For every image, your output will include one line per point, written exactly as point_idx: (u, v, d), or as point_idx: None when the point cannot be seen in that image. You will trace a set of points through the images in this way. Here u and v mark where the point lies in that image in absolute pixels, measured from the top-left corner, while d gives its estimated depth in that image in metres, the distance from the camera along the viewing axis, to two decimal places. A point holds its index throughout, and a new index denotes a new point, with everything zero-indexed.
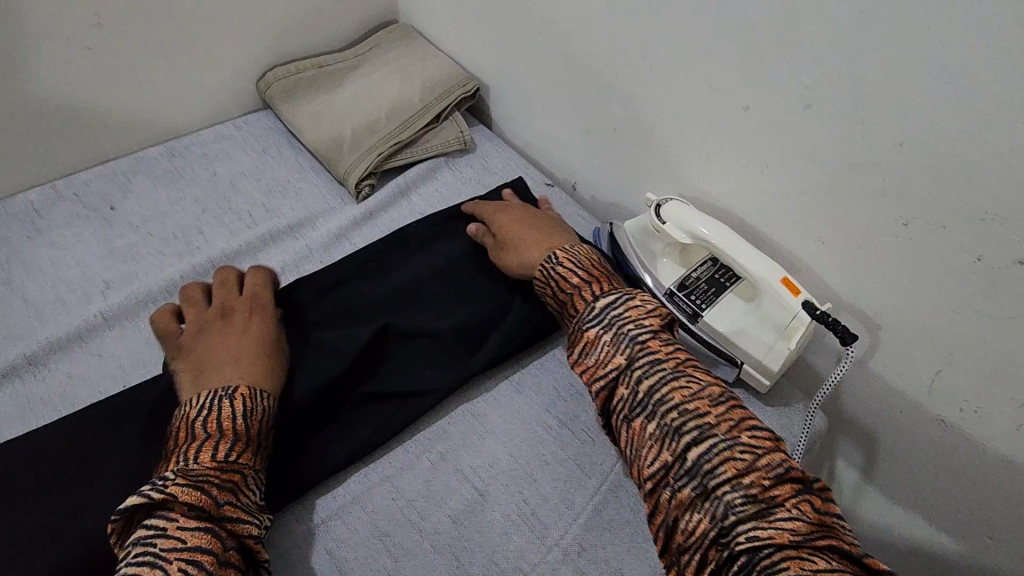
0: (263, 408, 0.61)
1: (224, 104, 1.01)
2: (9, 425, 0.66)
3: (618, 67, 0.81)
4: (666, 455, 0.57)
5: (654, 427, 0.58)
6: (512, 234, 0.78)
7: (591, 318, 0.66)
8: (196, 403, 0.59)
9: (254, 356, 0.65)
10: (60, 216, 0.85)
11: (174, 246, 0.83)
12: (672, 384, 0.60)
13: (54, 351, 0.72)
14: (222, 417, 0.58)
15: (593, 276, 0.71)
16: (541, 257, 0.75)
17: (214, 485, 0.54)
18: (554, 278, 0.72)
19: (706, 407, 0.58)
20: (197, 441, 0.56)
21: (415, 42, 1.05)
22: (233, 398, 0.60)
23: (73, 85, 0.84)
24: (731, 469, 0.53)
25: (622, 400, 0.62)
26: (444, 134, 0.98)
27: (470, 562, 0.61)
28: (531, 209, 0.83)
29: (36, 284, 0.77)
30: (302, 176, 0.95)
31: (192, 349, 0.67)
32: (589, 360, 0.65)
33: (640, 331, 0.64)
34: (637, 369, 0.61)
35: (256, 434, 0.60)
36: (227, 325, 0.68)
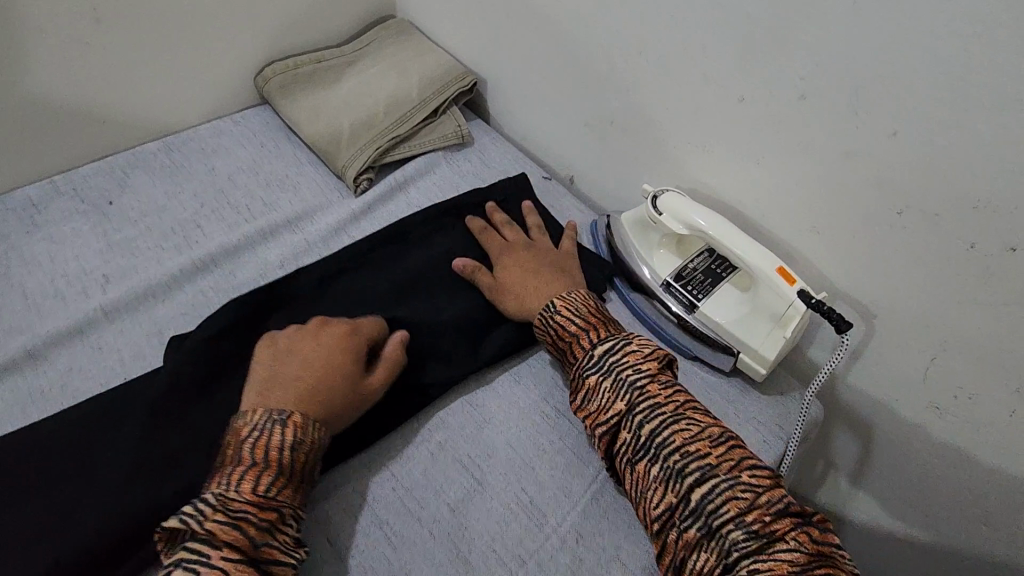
0: (313, 440, 0.60)
1: (222, 100, 1.01)
2: (9, 418, 0.67)
3: (614, 60, 0.81)
4: (669, 496, 0.57)
5: (657, 469, 0.58)
6: (511, 279, 0.76)
7: (590, 365, 0.65)
8: (252, 418, 0.59)
9: (321, 390, 0.63)
10: (58, 211, 0.85)
11: (173, 240, 0.84)
12: (673, 426, 0.59)
13: (53, 344, 0.72)
14: (271, 446, 0.57)
15: (591, 322, 0.69)
16: (541, 306, 0.73)
17: (255, 521, 0.53)
18: (553, 327, 0.70)
19: (706, 448, 0.58)
20: (242, 468, 0.56)
21: (412, 37, 1.06)
22: (285, 426, 0.59)
23: (72, 81, 0.84)
24: (734, 508, 0.54)
25: (625, 445, 0.61)
26: (442, 129, 0.98)
27: (469, 550, 0.62)
28: (533, 247, 0.80)
29: (34, 278, 0.78)
30: (301, 171, 0.95)
31: (280, 351, 0.66)
32: (591, 406, 0.64)
33: (639, 376, 0.63)
34: (638, 414, 0.61)
35: (300, 468, 0.58)
36: (319, 348, 0.66)
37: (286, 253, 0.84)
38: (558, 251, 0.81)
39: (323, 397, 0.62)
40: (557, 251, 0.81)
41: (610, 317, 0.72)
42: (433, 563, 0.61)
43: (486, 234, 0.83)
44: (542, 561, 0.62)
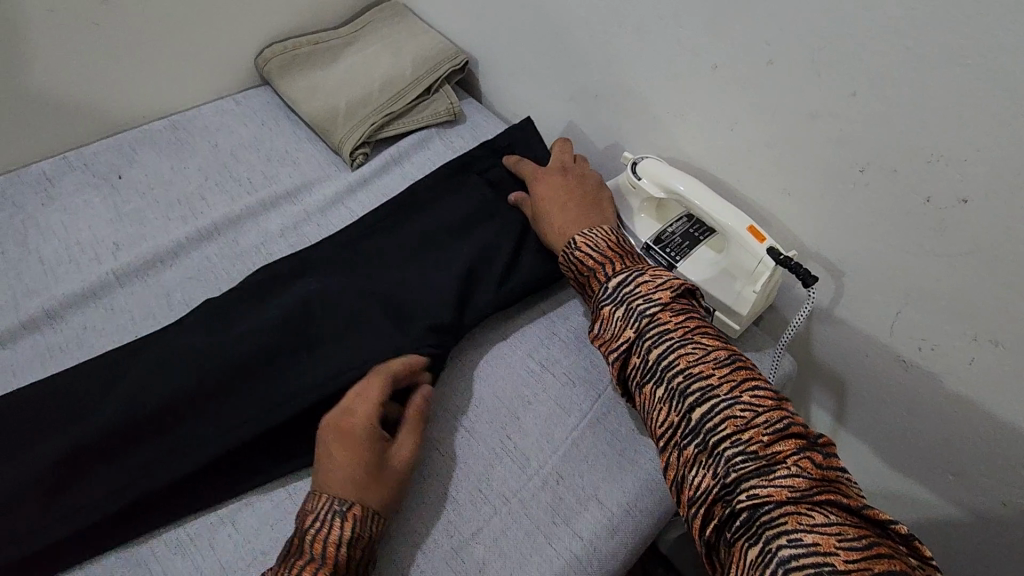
0: (371, 532, 0.59)
1: (224, 81, 1.05)
2: (30, 370, 0.72)
3: (596, 35, 0.85)
4: (672, 415, 0.61)
5: (662, 391, 0.62)
6: (540, 211, 0.81)
7: (605, 297, 0.69)
8: (314, 505, 0.59)
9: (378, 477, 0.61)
10: (70, 184, 0.89)
11: (179, 211, 0.88)
12: (679, 350, 0.63)
13: (69, 305, 0.77)
14: (327, 542, 0.57)
15: (610, 256, 0.73)
16: (563, 243, 0.77)
17: None
18: (573, 262, 0.75)
19: (710, 369, 0.61)
20: (303, 562, 0.56)
21: (406, 17, 1.09)
22: (345, 517, 0.58)
23: (79, 59, 0.88)
24: (731, 426, 0.57)
25: (635, 369, 0.65)
26: (435, 106, 1.02)
27: (456, 490, 0.66)
28: (562, 180, 0.83)
29: (50, 246, 0.82)
30: (299, 147, 0.99)
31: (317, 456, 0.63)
32: (606, 334, 0.69)
33: (648, 306, 0.66)
34: (647, 340, 0.65)
35: (358, 560, 0.58)
36: (352, 441, 0.62)
37: (287, 222, 0.88)
38: (586, 180, 0.83)
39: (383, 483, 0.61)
40: (586, 177, 0.83)
41: (629, 250, 0.75)
42: (426, 497, 0.66)
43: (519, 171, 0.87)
44: (523, 499, 0.66)
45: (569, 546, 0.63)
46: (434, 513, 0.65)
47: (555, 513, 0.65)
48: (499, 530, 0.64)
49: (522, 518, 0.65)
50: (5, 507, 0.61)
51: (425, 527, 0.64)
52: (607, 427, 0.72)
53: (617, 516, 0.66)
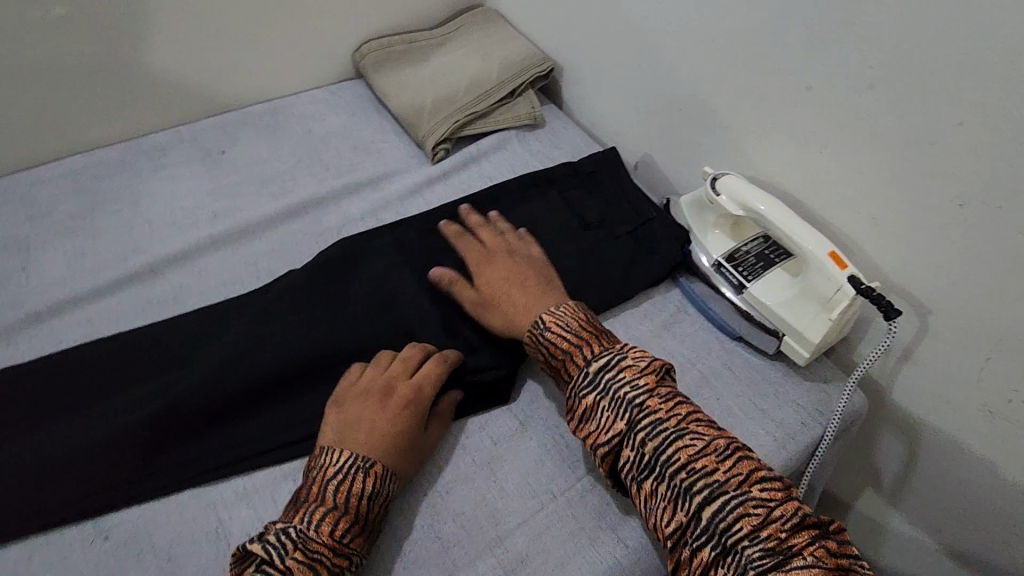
0: (388, 493, 0.62)
1: (323, 73, 1.12)
2: (129, 317, 0.78)
3: (686, 50, 0.85)
4: (680, 515, 0.58)
5: (665, 488, 0.59)
6: (495, 297, 0.75)
7: (585, 384, 0.65)
8: (337, 461, 0.62)
9: (402, 440, 0.65)
10: (180, 155, 0.98)
11: (271, 189, 0.94)
12: (677, 443, 0.60)
13: (167, 263, 0.83)
14: (351, 492, 0.60)
15: (583, 337, 0.68)
16: (528, 322, 0.72)
17: (325, 567, 0.56)
18: (544, 343, 0.70)
19: (713, 463, 0.58)
20: (324, 509, 0.59)
21: (497, 24, 1.13)
22: (368, 474, 0.61)
23: (201, 41, 0.97)
24: (747, 525, 0.55)
25: (629, 464, 0.61)
26: (516, 109, 1.05)
27: (505, 479, 0.68)
28: (509, 259, 0.79)
29: (157, 209, 0.90)
30: (385, 138, 1.04)
31: (347, 407, 0.67)
32: (590, 426, 0.64)
33: (636, 394, 0.62)
34: (640, 432, 0.61)
35: (375, 516, 0.61)
36: (389, 403, 0.67)
37: (368, 206, 0.93)
38: (534, 261, 0.79)
39: (405, 448, 0.65)
40: (532, 256, 0.80)
41: (601, 327, 0.71)
42: (475, 484, 0.67)
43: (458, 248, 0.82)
44: (570, 499, 0.66)
45: (612, 551, 0.63)
46: (482, 501, 0.66)
47: (601, 518, 0.65)
48: (543, 526, 0.64)
49: (567, 517, 0.65)
50: (96, 437, 0.67)
51: (471, 514, 0.65)
52: None
53: None
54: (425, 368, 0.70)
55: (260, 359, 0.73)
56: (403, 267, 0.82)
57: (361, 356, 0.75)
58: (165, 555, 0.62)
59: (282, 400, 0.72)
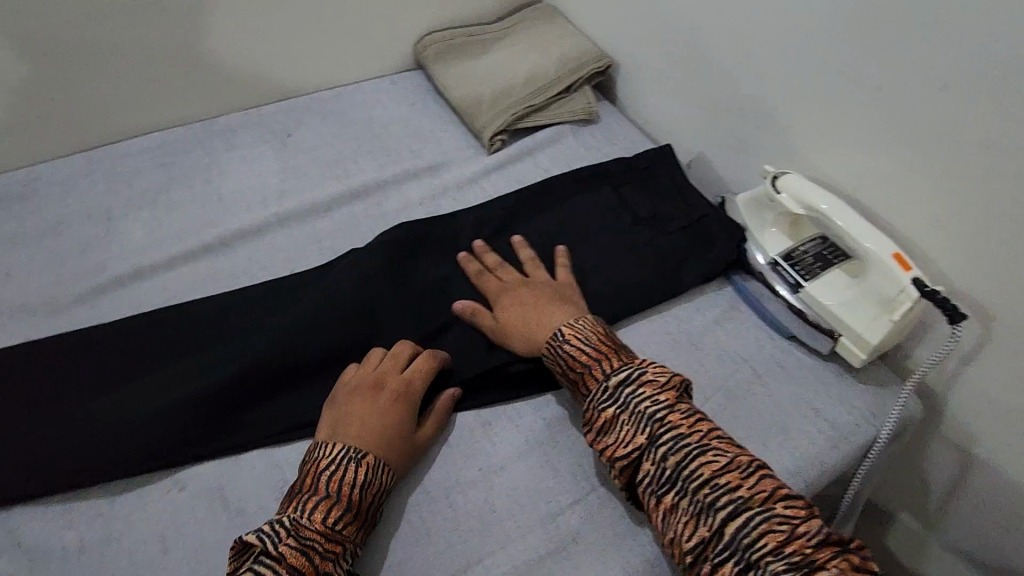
0: (382, 482, 0.63)
1: (384, 62, 1.15)
2: (202, 286, 0.82)
3: (751, 49, 0.86)
4: (701, 530, 0.57)
5: (687, 503, 0.58)
6: (510, 318, 0.75)
7: (604, 398, 0.65)
8: (330, 453, 0.63)
9: (394, 432, 0.66)
10: (249, 137, 1.02)
11: (334, 172, 0.98)
12: (700, 457, 0.60)
13: (238, 238, 0.87)
14: (342, 482, 0.61)
15: (603, 350, 0.68)
16: (546, 336, 0.72)
17: (317, 553, 0.57)
18: (563, 356, 0.70)
19: (735, 480, 0.58)
20: (317, 498, 0.60)
21: (556, 19, 1.15)
22: (360, 464, 0.62)
23: (274, 28, 1.01)
24: (771, 541, 0.54)
25: (650, 477, 0.61)
26: (572, 104, 1.07)
27: (558, 459, 0.70)
28: (518, 284, 0.79)
29: (228, 187, 0.95)
30: (443, 128, 1.07)
31: (338, 403, 0.69)
32: (608, 440, 0.64)
33: (657, 408, 0.63)
34: (662, 445, 0.61)
35: (368, 506, 0.62)
36: (381, 397, 0.68)
37: (426, 193, 0.95)
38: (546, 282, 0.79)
39: (398, 439, 0.66)
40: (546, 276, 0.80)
41: (620, 343, 0.71)
42: (530, 462, 0.70)
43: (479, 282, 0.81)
44: None
45: None
46: (536, 479, 0.69)
47: None
48: (595, 505, 0.67)
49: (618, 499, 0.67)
50: (171, 395, 0.70)
51: (526, 489, 0.68)
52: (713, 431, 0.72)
53: None
54: (415, 366, 0.72)
55: (324, 331, 0.76)
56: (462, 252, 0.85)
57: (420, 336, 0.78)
58: (236, 511, 0.65)
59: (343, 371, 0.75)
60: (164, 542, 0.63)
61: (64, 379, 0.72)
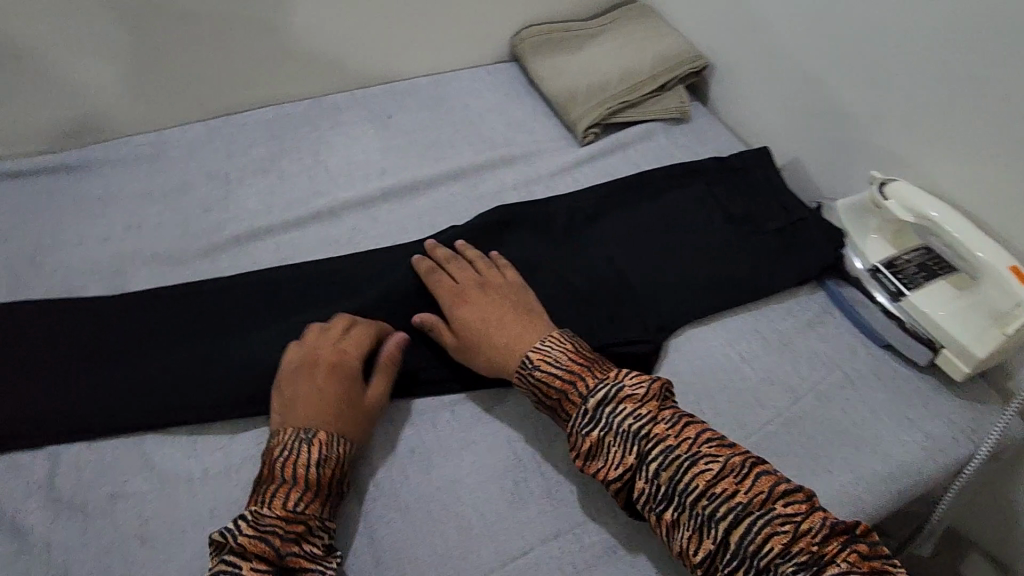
0: (340, 454, 0.64)
1: (482, 54, 1.19)
2: (312, 250, 0.88)
3: (867, 57, 0.87)
4: (706, 542, 0.56)
5: (687, 516, 0.58)
6: (472, 338, 0.73)
7: (586, 422, 0.63)
8: (280, 439, 0.64)
9: (340, 404, 0.67)
10: (354, 116, 1.08)
11: (432, 154, 1.02)
12: (694, 468, 0.59)
13: (344, 208, 0.93)
14: (298, 464, 0.62)
15: (576, 371, 0.66)
16: (514, 363, 0.70)
17: (281, 536, 0.58)
18: (534, 384, 0.68)
19: (733, 486, 0.57)
20: (275, 485, 0.61)
21: (654, 19, 1.17)
22: (312, 443, 0.63)
23: (388, 15, 1.07)
24: (776, 543, 0.54)
25: (644, 496, 0.60)
26: (666, 102, 1.08)
27: None
28: (484, 292, 0.76)
29: (334, 161, 1.00)
30: (536, 118, 1.10)
31: (282, 387, 0.69)
32: (597, 463, 0.62)
33: (640, 424, 0.61)
34: (652, 463, 0.60)
35: (329, 482, 0.63)
36: (318, 371, 0.69)
37: (520, 179, 0.99)
38: (511, 288, 0.77)
39: (346, 408, 0.67)
40: (508, 287, 0.77)
41: (596, 358, 0.69)
42: None
43: (428, 283, 0.78)
44: None
45: None
46: None
47: None
48: None
49: None
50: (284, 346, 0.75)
51: None
52: (803, 431, 0.72)
53: None
54: (350, 341, 0.72)
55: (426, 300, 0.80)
56: (558, 236, 0.88)
57: None
58: None
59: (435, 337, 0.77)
60: None
61: (189, 323, 0.78)
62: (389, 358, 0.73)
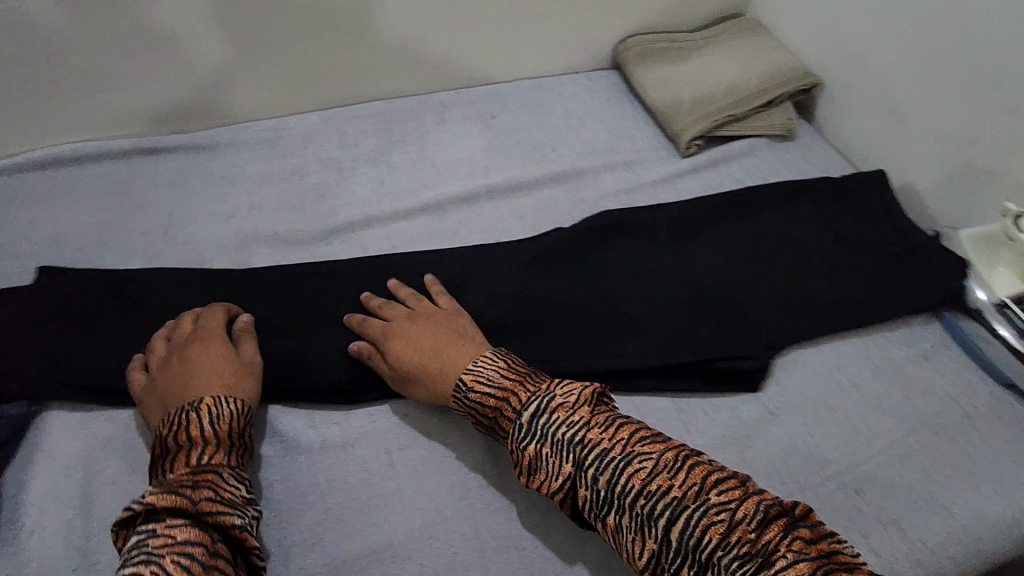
0: (232, 410, 0.64)
1: (585, 60, 1.21)
2: (422, 241, 0.91)
3: (1005, 86, 0.83)
4: (649, 543, 0.55)
5: (628, 519, 0.56)
6: (410, 371, 0.71)
7: (523, 435, 0.61)
8: (167, 421, 0.63)
9: (218, 374, 0.68)
10: (459, 114, 1.11)
11: (534, 155, 1.04)
12: (628, 468, 0.57)
13: (451, 203, 0.96)
14: (190, 428, 0.61)
15: (509, 386, 0.65)
16: (450, 388, 0.69)
17: (190, 488, 0.56)
18: (472, 406, 0.67)
19: (667, 481, 0.56)
20: (177, 455, 0.59)
21: (762, 34, 1.15)
22: (200, 409, 0.63)
23: (499, 20, 1.09)
24: (715, 535, 0.52)
25: (587, 503, 0.59)
26: (772, 118, 1.07)
27: (754, 461, 0.70)
28: (417, 324, 0.74)
29: (440, 156, 1.04)
30: (637, 127, 1.10)
31: (155, 386, 0.68)
32: (539, 476, 0.61)
33: (573, 430, 0.60)
34: (589, 469, 0.58)
35: (228, 436, 0.63)
36: (183, 356, 0.69)
37: (621, 186, 0.99)
38: (443, 315, 0.76)
39: (220, 375, 0.68)
40: (440, 314, 0.76)
41: (530, 370, 0.68)
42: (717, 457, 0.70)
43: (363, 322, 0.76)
44: (819, 495, 0.67)
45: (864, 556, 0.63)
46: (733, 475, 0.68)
47: (853, 521, 0.65)
48: None
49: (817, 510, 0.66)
50: None
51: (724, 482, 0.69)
52: (918, 465, 0.70)
53: (922, 551, 0.64)
54: (200, 327, 0.73)
55: (534, 299, 0.82)
56: (664, 244, 0.88)
57: (622, 316, 0.80)
58: (452, 444, 0.72)
59: (543, 336, 0.78)
60: (390, 457, 0.71)
61: (316, 305, 0.82)
62: (245, 331, 0.74)
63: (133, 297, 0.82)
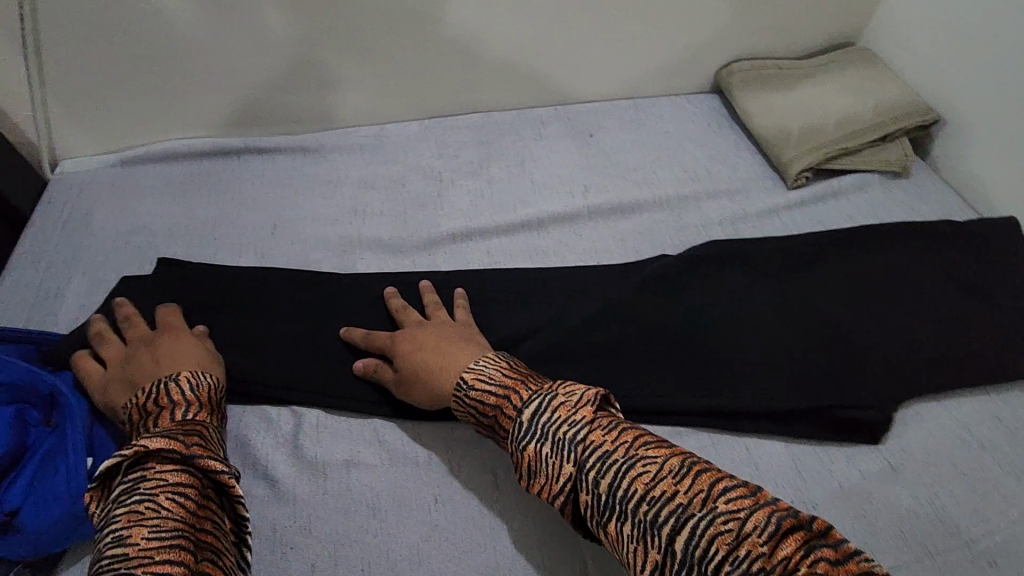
0: (210, 383, 0.67)
1: (685, 83, 1.18)
2: (523, 258, 0.91)
3: None
4: (653, 553, 0.49)
5: (630, 527, 0.51)
6: (414, 372, 0.71)
7: (521, 433, 0.58)
8: (143, 393, 0.64)
9: (190, 355, 0.70)
10: (557, 131, 1.11)
11: (635, 177, 1.03)
12: (631, 472, 0.52)
13: (552, 221, 0.95)
14: (170, 393, 0.63)
15: (508, 385, 0.63)
16: (450, 386, 0.68)
17: (182, 435, 0.57)
18: (469, 406, 0.65)
19: (671, 486, 0.50)
20: (162, 414, 0.61)
21: (877, 65, 1.11)
22: (178, 379, 0.65)
23: (605, 40, 1.08)
24: (724, 547, 0.46)
25: (590, 509, 0.54)
26: (887, 154, 1.03)
27: (875, 518, 0.66)
28: (424, 329, 0.75)
29: (539, 173, 1.03)
30: (739, 154, 1.08)
31: (121, 370, 0.69)
32: (538, 480, 0.56)
33: (575, 429, 0.56)
34: (590, 471, 0.53)
35: (208, 402, 0.65)
36: (152, 342, 0.71)
37: (725, 215, 0.97)
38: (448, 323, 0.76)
39: (192, 355, 0.71)
40: (442, 322, 0.76)
41: (529, 372, 0.66)
42: (835, 510, 0.67)
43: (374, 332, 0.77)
44: (948, 561, 0.64)
45: None
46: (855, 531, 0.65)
47: None
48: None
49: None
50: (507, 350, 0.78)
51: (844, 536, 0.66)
52: None
53: None
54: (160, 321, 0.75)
55: (642, 326, 0.80)
56: (775, 279, 0.85)
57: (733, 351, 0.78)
58: None
59: (652, 366, 0.77)
60: (496, 477, 0.70)
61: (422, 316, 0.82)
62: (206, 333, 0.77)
63: (245, 294, 0.84)
